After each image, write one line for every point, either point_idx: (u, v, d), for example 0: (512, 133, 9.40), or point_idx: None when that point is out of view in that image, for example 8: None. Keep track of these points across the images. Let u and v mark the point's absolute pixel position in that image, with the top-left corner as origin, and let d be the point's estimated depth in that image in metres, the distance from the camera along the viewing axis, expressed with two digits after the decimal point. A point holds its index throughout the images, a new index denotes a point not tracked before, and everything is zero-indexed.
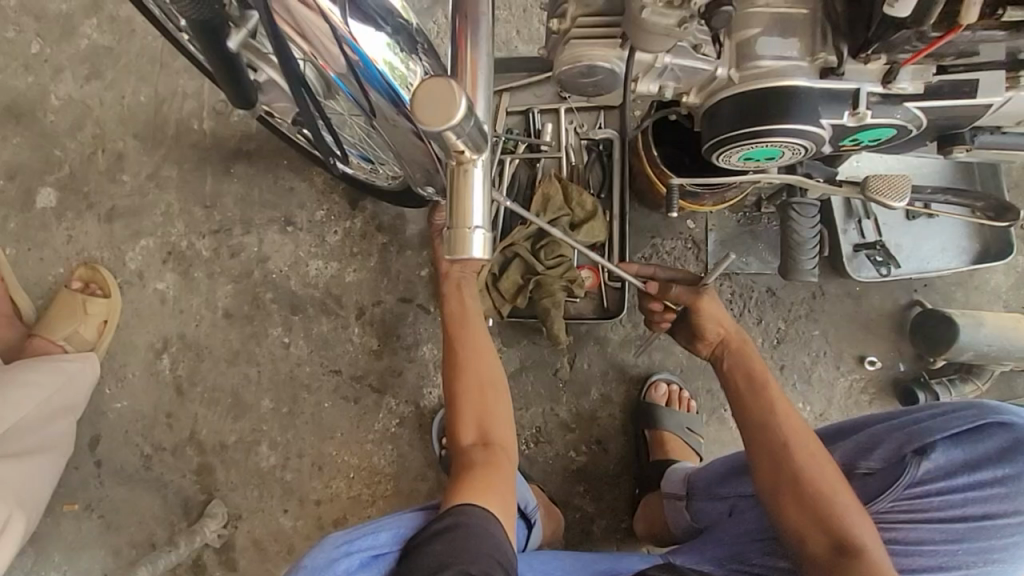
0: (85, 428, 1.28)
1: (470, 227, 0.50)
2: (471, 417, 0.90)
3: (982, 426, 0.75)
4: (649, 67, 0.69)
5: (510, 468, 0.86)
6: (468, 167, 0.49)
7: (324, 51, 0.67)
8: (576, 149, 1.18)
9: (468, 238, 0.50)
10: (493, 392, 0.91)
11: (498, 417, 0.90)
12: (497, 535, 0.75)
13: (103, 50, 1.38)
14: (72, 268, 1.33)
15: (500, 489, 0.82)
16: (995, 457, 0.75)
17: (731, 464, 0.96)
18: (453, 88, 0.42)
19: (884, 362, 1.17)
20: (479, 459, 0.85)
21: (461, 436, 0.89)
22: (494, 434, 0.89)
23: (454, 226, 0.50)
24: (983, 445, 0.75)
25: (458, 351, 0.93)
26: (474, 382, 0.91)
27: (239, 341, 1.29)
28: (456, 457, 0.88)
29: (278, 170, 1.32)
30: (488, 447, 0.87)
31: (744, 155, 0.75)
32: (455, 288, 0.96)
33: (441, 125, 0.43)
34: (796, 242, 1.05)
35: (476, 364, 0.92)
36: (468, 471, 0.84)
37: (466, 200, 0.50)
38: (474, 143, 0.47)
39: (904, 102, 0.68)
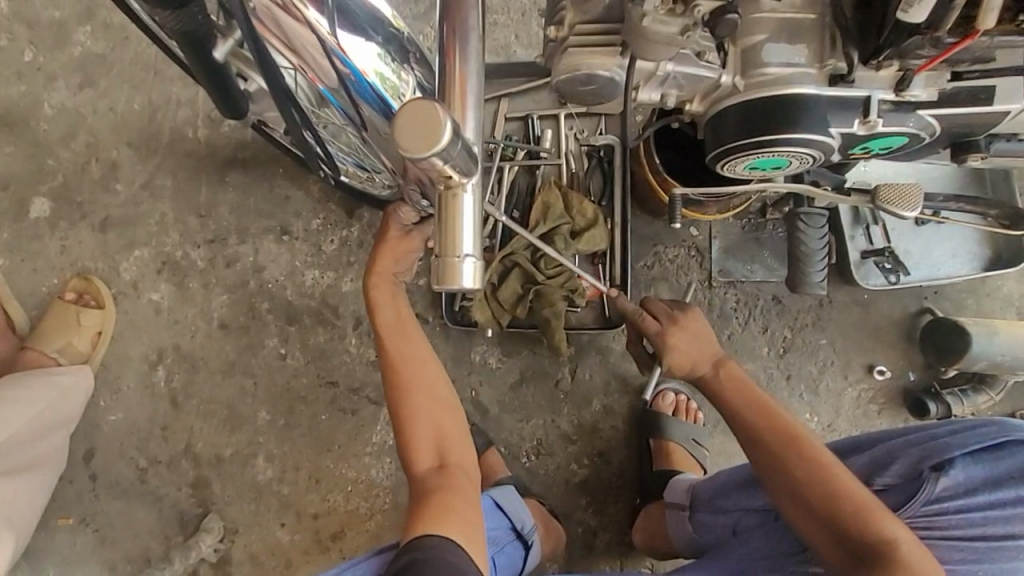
0: (80, 441, 1.26)
1: (460, 255, 0.46)
2: (425, 440, 0.87)
3: (1003, 443, 0.73)
4: (650, 75, 0.66)
5: (469, 488, 0.85)
6: (457, 192, 0.45)
7: (313, 65, 0.64)
8: (576, 155, 1.15)
9: (457, 267, 0.46)
10: (443, 408, 0.89)
11: (453, 435, 0.88)
12: (461, 563, 0.74)
13: (96, 58, 1.36)
14: (66, 278, 1.31)
15: (461, 513, 0.80)
16: (1018, 476, 0.73)
17: (736, 479, 0.94)
18: (437, 112, 0.40)
19: (893, 371, 1.15)
20: (437, 484, 0.84)
21: (416, 463, 0.87)
22: (451, 455, 0.87)
23: (441, 254, 0.46)
24: (1004, 463, 0.73)
25: (402, 370, 0.89)
26: (422, 401, 0.88)
27: (235, 352, 1.27)
28: (415, 485, 0.85)
29: (274, 179, 1.30)
30: (446, 470, 0.85)
31: (749, 164, 0.73)
32: (387, 297, 0.91)
33: (425, 152, 0.40)
34: (804, 253, 1.05)
35: (418, 377, 0.89)
36: (428, 498, 0.82)
37: (457, 231, 0.46)
38: (464, 167, 0.44)
39: (918, 110, 0.65)
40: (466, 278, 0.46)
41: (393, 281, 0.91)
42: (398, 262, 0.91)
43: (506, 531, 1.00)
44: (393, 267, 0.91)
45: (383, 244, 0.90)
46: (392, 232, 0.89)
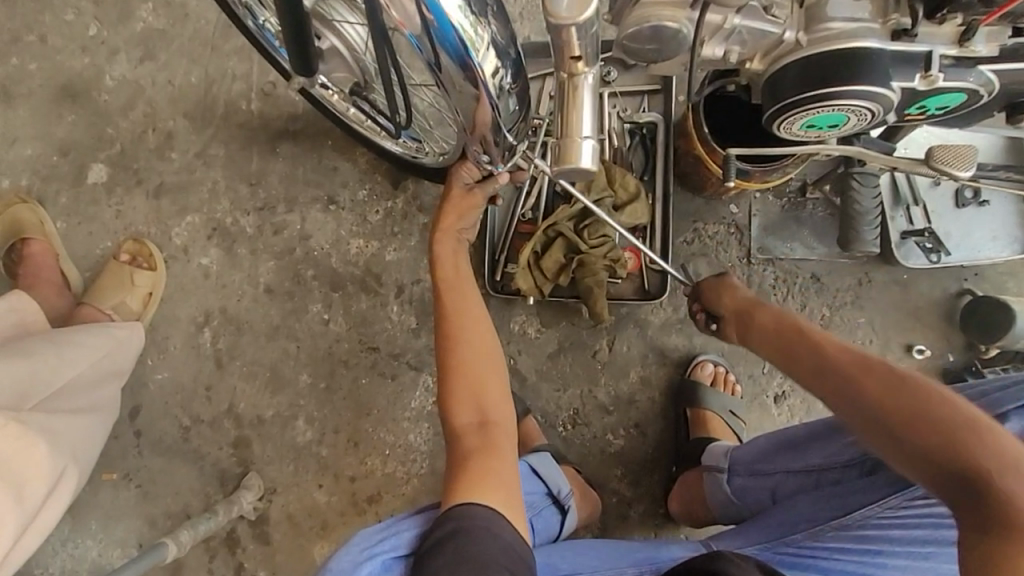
0: (127, 398, 1.30)
1: (580, 137, 0.65)
2: (467, 397, 0.87)
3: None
4: (717, 29, 0.69)
5: (509, 448, 0.84)
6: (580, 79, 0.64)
7: (401, 10, 0.68)
8: (619, 132, 1.18)
9: (578, 146, 0.65)
10: (490, 364, 0.89)
11: (493, 393, 0.88)
12: (507, 538, 0.72)
13: (157, 33, 1.42)
14: (120, 242, 1.36)
15: (502, 483, 0.78)
16: None
17: (778, 443, 0.95)
18: None
19: (933, 351, 1.15)
20: (478, 444, 0.83)
21: (457, 417, 0.86)
22: (492, 412, 0.86)
23: (566, 136, 0.65)
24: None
25: (455, 322, 0.91)
26: (468, 356, 0.89)
27: (279, 316, 1.31)
28: (454, 443, 0.84)
29: (323, 151, 1.35)
30: (486, 428, 0.85)
31: (806, 122, 0.75)
32: (449, 252, 0.97)
33: (574, 18, 0.54)
34: (857, 212, 1.08)
35: (470, 334, 0.90)
36: (469, 458, 0.81)
37: (575, 120, 0.65)
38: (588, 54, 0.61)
39: (978, 65, 0.68)
40: (584, 158, 0.66)
41: (457, 236, 0.98)
42: (461, 218, 0.97)
43: (543, 496, 1.01)
44: (458, 222, 0.97)
45: (445, 201, 0.97)
46: (455, 189, 0.96)
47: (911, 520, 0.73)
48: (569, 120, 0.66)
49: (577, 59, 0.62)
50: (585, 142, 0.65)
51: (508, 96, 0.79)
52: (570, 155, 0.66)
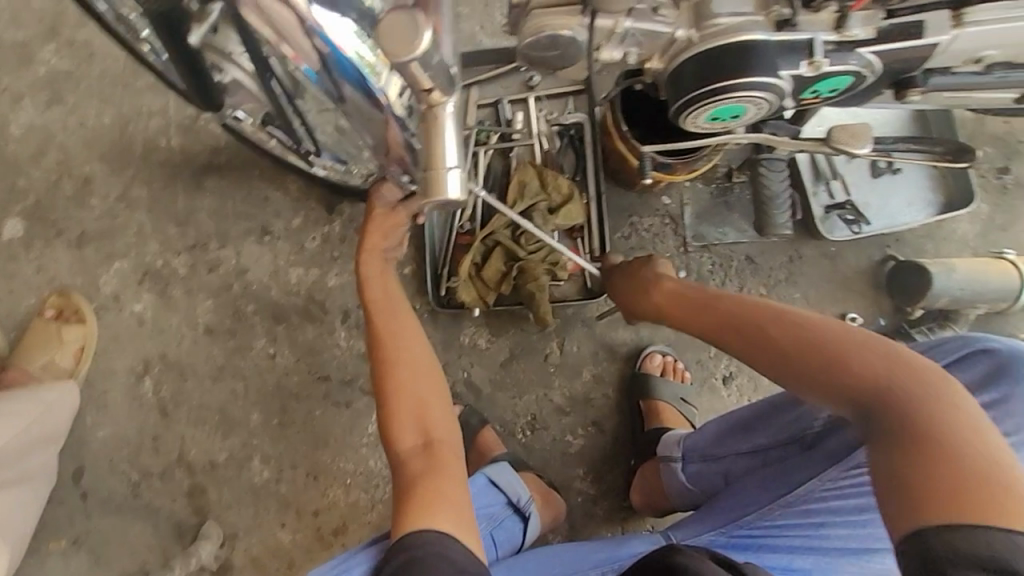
0: (68, 460, 1.23)
1: (444, 168, 0.65)
2: (408, 419, 0.86)
3: (964, 355, 0.72)
4: (610, 33, 0.70)
5: (457, 466, 0.82)
6: (438, 107, 0.64)
7: (293, 45, 0.68)
8: (547, 135, 1.19)
9: (443, 177, 0.65)
10: (428, 381, 0.89)
11: (435, 412, 0.87)
12: (459, 559, 0.69)
13: (62, 75, 1.36)
14: (45, 297, 1.29)
15: (451, 504, 0.77)
16: (982, 383, 0.70)
17: (728, 427, 0.95)
18: (415, 25, 0.54)
19: (865, 317, 1.20)
20: (423, 466, 0.82)
21: (400, 441, 0.85)
22: (436, 431, 0.85)
23: (431, 168, 0.65)
24: (967, 375, 0.71)
25: (390, 344, 0.90)
26: (406, 376, 0.88)
27: (223, 356, 1.26)
28: (400, 468, 0.83)
29: (251, 181, 1.31)
30: (431, 448, 0.84)
31: (710, 115, 0.78)
32: (376, 273, 0.95)
33: (402, 57, 0.54)
34: (768, 196, 1.17)
35: (406, 355, 0.89)
36: (414, 483, 0.79)
37: (440, 150, 0.65)
38: (440, 83, 0.61)
39: (858, 48, 0.71)
40: (451, 188, 0.65)
41: (384, 257, 0.96)
42: (386, 238, 0.95)
43: (502, 507, 1.00)
44: (382, 242, 0.95)
45: (368, 224, 0.94)
46: (376, 210, 0.94)
47: (850, 492, 0.73)
48: (435, 150, 0.66)
49: (431, 90, 0.62)
50: (449, 173, 0.65)
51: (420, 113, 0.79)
52: (439, 187, 0.66)
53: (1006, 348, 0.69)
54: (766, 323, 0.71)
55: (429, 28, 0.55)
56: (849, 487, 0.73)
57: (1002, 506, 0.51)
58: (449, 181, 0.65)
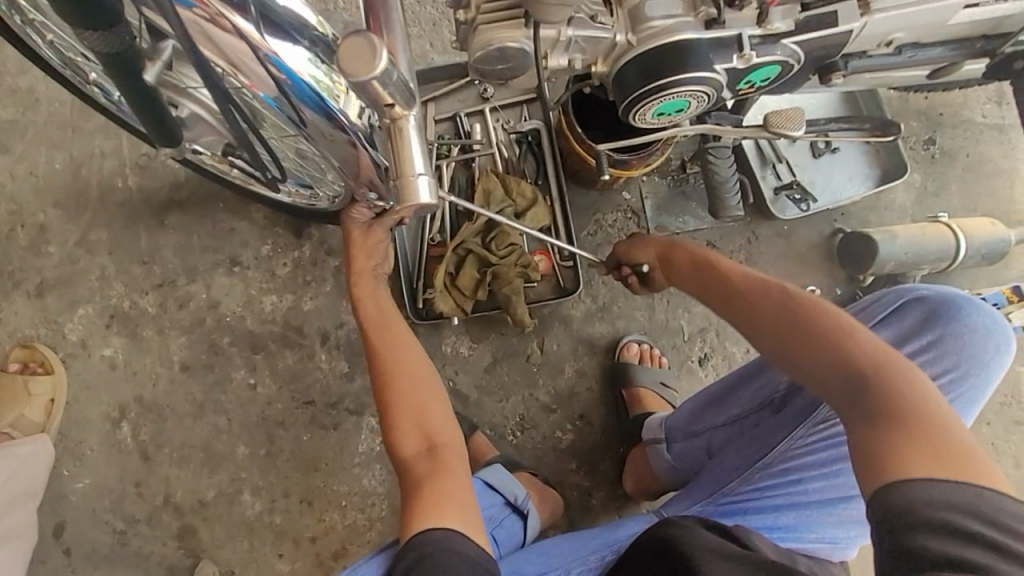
0: (46, 517, 1.19)
1: (414, 175, 0.65)
2: (409, 426, 0.87)
3: (900, 303, 0.82)
4: (554, 42, 0.74)
5: (461, 467, 0.85)
6: (402, 121, 0.64)
7: (250, 74, 0.71)
8: (506, 143, 1.23)
9: (413, 184, 0.65)
10: (428, 389, 0.90)
11: (436, 415, 0.88)
12: (471, 553, 0.72)
13: (6, 124, 1.33)
14: (7, 351, 1.25)
15: (459, 502, 0.79)
16: (918, 329, 0.79)
17: (704, 401, 1.00)
18: (372, 47, 0.54)
19: (822, 288, 1.27)
20: (428, 468, 0.83)
21: (403, 448, 0.86)
22: (439, 435, 0.87)
23: (401, 178, 0.65)
24: (908, 321, 0.80)
25: (387, 355, 0.91)
26: (405, 384, 0.89)
27: (202, 391, 1.25)
28: (405, 472, 0.84)
29: (215, 214, 1.31)
30: (434, 451, 0.85)
31: (656, 110, 0.82)
32: (369, 294, 0.95)
33: (363, 75, 0.54)
34: (718, 182, 1.20)
35: (404, 364, 0.91)
36: (421, 486, 0.81)
37: (408, 158, 0.66)
38: (401, 96, 0.61)
39: (781, 40, 0.77)
40: (421, 194, 0.66)
41: (373, 275, 0.96)
42: (372, 258, 0.96)
43: (501, 507, 1.02)
44: (370, 263, 0.96)
45: (350, 247, 0.95)
46: (354, 232, 0.95)
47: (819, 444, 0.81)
48: (402, 160, 0.66)
49: (393, 105, 0.62)
50: (420, 179, 0.66)
51: None
52: (411, 194, 0.66)
53: (930, 295, 0.80)
54: (761, 298, 0.73)
55: (385, 46, 0.55)
56: (818, 440, 0.81)
57: (972, 467, 0.57)
58: (420, 188, 0.66)
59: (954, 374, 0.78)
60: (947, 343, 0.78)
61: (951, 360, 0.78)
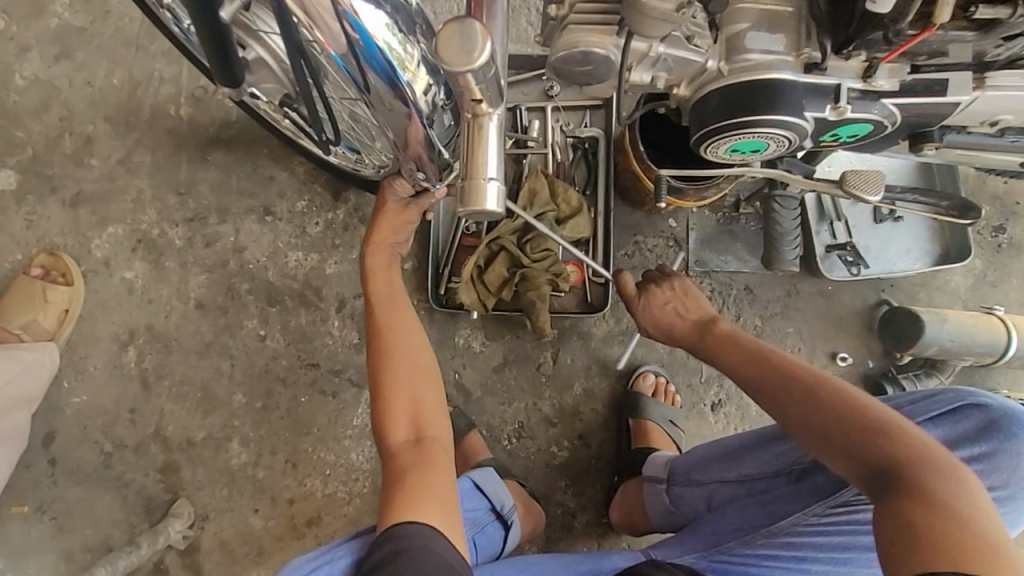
0: (39, 423, 1.20)
1: (484, 178, 0.61)
2: (401, 413, 0.86)
3: (958, 407, 0.77)
4: (643, 56, 0.70)
5: (447, 463, 0.83)
6: (483, 118, 0.61)
7: (324, 28, 0.66)
8: (562, 146, 1.20)
9: (482, 188, 0.61)
10: (426, 377, 0.89)
11: (429, 407, 0.87)
12: (444, 552, 0.71)
13: (74, 30, 1.33)
14: (32, 254, 1.26)
15: (440, 499, 0.77)
16: (973, 436, 0.75)
17: (715, 452, 0.97)
18: (473, 32, 0.52)
19: (854, 358, 1.22)
20: (412, 460, 0.82)
21: (393, 435, 0.85)
22: (428, 427, 0.85)
23: (469, 179, 0.61)
24: (961, 426, 0.76)
25: (388, 337, 0.90)
26: (403, 372, 0.88)
27: (211, 332, 1.24)
28: (388, 461, 0.83)
29: (258, 160, 1.29)
30: (422, 444, 0.83)
31: (730, 146, 0.78)
32: (382, 267, 0.96)
33: (464, 66, 0.52)
34: (777, 233, 1.15)
35: (404, 350, 0.90)
36: (404, 476, 0.80)
37: (481, 160, 0.62)
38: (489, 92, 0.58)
39: (882, 99, 0.72)
40: (489, 200, 0.62)
41: (391, 252, 0.97)
42: (395, 234, 0.96)
43: (486, 512, 1.00)
44: (393, 237, 0.96)
45: (381, 216, 0.95)
46: (387, 208, 0.95)
47: (833, 527, 0.78)
48: (474, 157, 0.62)
49: (479, 101, 0.60)
50: (489, 184, 0.62)
51: (442, 113, 0.79)
52: (477, 197, 0.62)
53: (995, 404, 0.75)
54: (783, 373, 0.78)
55: (487, 36, 0.52)
56: (833, 523, 0.78)
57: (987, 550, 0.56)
58: (487, 194, 0.62)
59: (1001, 493, 0.74)
60: (1001, 460, 0.74)
61: (1002, 479, 0.74)
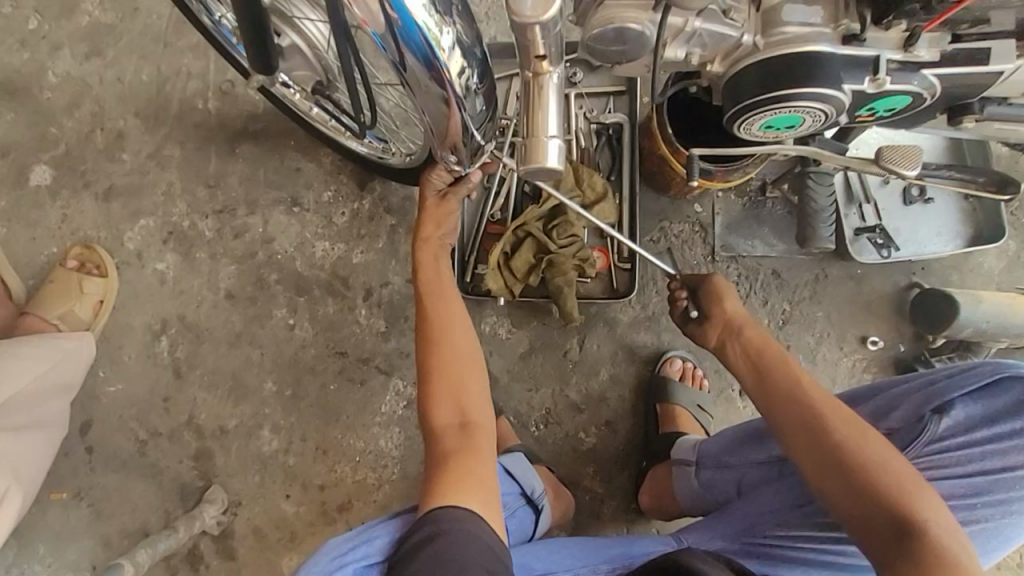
0: (76, 412, 1.23)
1: (546, 137, 0.64)
2: (445, 398, 0.86)
3: (997, 380, 0.76)
4: (679, 31, 0.70)
5: (489, 451, 0.83)
6: (545, 77, 0.64)
7: (364, 7, 0.67)
8: (586, 133, 1.19)
9: (544, 145, 0.64)
10: (468, 365, 0.89)
11: (473, 393, 0.87)
12: (483, 538, 0.72)
13: (104, 28, 1.36)
14: (67, 248, 1.29)
15: (482, 486, 0.79)
16: (1011, 410, 0.76)
17: (741, 435, 0.96)
18: None
19: (885, 342, 1.20)
20: (456, 444, 0.82)
21: (437, 418, 0.85)
22: (473, 412, 0.86)
23: (533, 135, 0.64)
24: (1000, 399, 0.76)
25: (434, 324, 0.90)
26: (450, 359, 0.88)
27: (241, 322, 1.26)
28: (433, 443, 0.84)
29: (285, 151, 1.31)
30: (466, 428, 0.84)
31: (765, 123, 0.78)
32: (429, 257, 0.96)
33: (541, 15, 0.53)
34: (813, 209, 1.16)
35: (449, 337, 0.90)
36: (447, 460, 0.81)
37: (542, 120, 0.64)
38: (553, 51, 0.61)
39: (922, 69, 0.71)
40: (549, 158, 0.64)
41: (439, 244, 0.97)
42: (440, 226, 0.97)
43: (517, 497, 1.00)
44: (437, 230, 0.97)
45: (423, 212, 0.97)
46: (427, 198, 0.97)
47: None
48: (535, 118, 0.65)
49: (542, 59, 0.62)
50: (551, 142, 0.64)
51: (475, 96, 0.79)
52: (537, 155, 0.65)
53: None
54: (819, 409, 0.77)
55: None
56: None
57: None
58: (548, 151, 0.65)
59: None
60: None
61: None
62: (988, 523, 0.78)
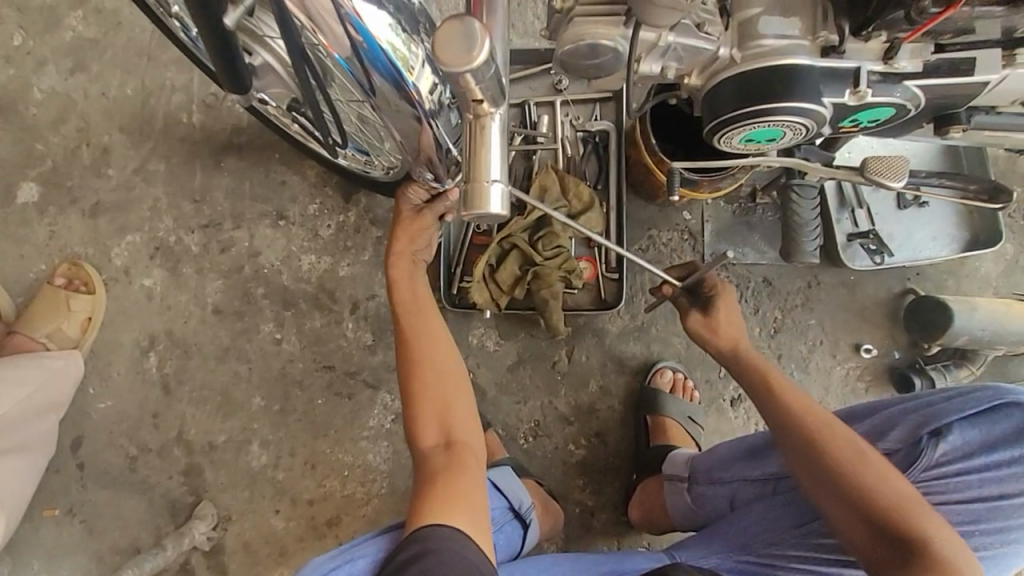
0: (67, 429, 1.23)
1: (488, 181, 0.60)
2: (431, 418, 0.86)
3: (998, 406, 0.74)
4: (652, 46, 0.68)
5: (477, 468, 0.82)
6: (486, 119, 0.60)
7: (327, 32, 0.65)
8: (572, 141, 1.18)
9: (486, 190, 0.60)
10: (453, 382, 0.88)
11: (459, 413, 0.87)
12: (473, 557, 0.71)
13: (88, 43, 1.35)
14: (56, 264, 1.29)
15: (470, 502, 0.78)
16: (1012, 438, 0.74)
17: (738, 450, 0.94)
18: (472, 30, 0.51)
19: (879, 349, 1.18)
20: (443, 463, 0.82)
21: (424, 440, 0.85)
22: (457, 432, 0.85)
23: (473, 181, 0.60)
24: (1001, 425, 0.74)
25: (419, 344, 0.90)
26: (428, 375, 0.87)
27: (229, 337, 1.26)
28: (421, 462, 0.84)
29: (270, 164, 1.30)
30: (452, 448, 0.84)
31: (745, 136, 0.76)
32: (404, 273, 0.95)
33: (463, 65, 0.51)
34: (797, 224, 1.10)
35: (429, 354, 0.89)
36: (434, 478, 0.80)
37: (484, 162, 0.60)
38: (491, 94, 0.57)
39: (904, 80, 0.69)
40: (493, 203, 0.60)
41: (412, 258, 0.96)
42: (414, 240, 0.95)
43: (505, 511, 0.99)
44: (412, 245, 0.95)
45: (398, 225, 0.95)
46: (404, 211, 0.95)
47: None
48: (477, 161, 0.61)
49: (480, 101, 0.58)
50: (493, 186, 0.60)
51: (449, 112, 0.78)
52: (481, 200, 0.60)
53: None
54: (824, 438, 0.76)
55: (486, 35, 0.52)
56: None
57: None
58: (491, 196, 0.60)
59: None
60: None
61: None
62: (988, 551, 0.76)
